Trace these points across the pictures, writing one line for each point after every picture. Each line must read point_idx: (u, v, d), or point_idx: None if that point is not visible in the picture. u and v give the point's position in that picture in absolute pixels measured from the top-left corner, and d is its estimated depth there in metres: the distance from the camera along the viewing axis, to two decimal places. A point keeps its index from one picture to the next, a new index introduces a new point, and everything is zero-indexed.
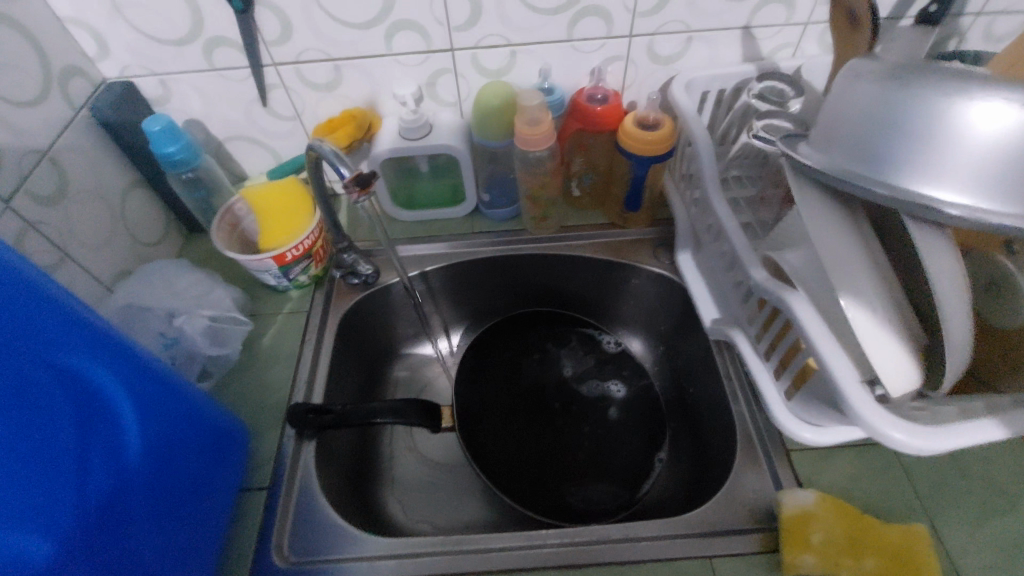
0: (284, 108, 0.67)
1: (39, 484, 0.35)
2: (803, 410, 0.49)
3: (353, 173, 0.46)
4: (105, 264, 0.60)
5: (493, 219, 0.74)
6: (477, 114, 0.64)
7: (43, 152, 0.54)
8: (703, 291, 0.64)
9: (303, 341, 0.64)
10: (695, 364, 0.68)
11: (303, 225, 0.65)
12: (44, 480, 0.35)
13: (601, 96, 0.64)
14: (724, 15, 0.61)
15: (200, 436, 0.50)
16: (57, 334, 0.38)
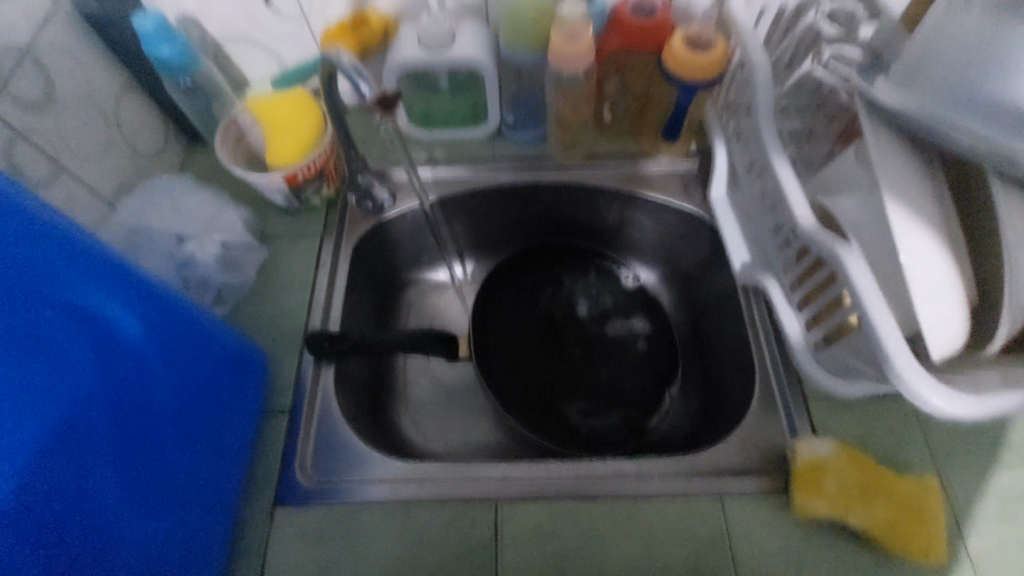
0: (289, 6, 0.59)
1: (46, 419, 0.34)
2: (830, 362, 0.49)
3: (376, 91, 0.42)
4: (103, 178, 0.56)
5: (516, 143, 0.69)
6: (508, 23, 0.57)
7: (22, 49, 0.48)
8: (735, 232, 0.61)
9: (317, 267, 0.62)
10: (717, 303, 0.67)
11: (315, 141, 0.60)
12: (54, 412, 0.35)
13: (648, 7, 0.58)
14: None
15: (218, 366, 0.50)
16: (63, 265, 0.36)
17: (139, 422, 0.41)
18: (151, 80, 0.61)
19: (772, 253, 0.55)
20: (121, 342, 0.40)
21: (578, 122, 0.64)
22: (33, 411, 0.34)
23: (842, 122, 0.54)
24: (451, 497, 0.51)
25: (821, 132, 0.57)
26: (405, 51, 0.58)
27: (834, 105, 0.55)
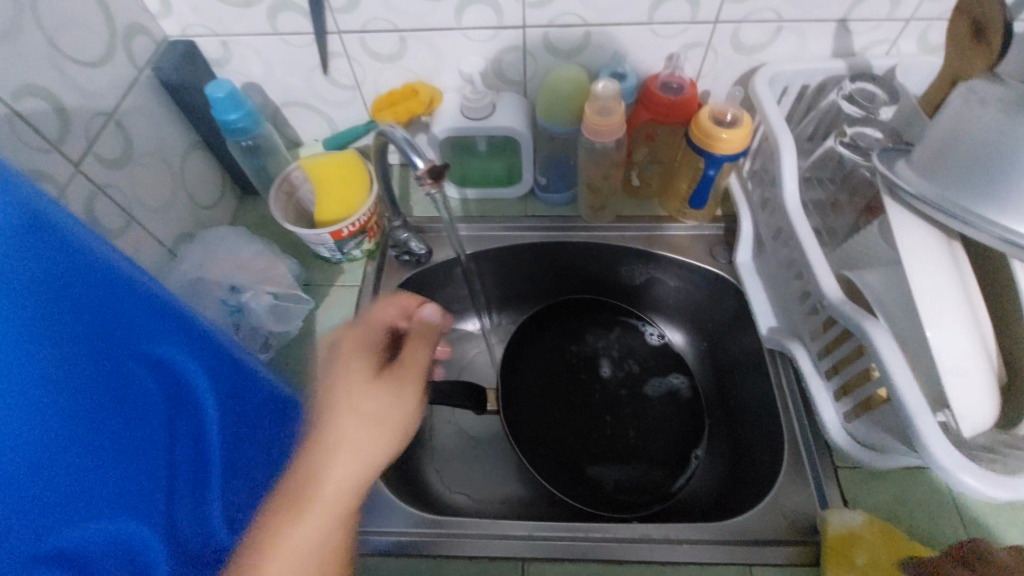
0: (345, 77, 0.65)
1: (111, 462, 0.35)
2: (861, 432, 0.49)
3: (427, 164, 0.45)
4: (166, 227, 0.61)
5: (548, 203, 0.73)
6: (547, 98, 0.62)
7: (109, 114, 0.53)
8: (761, 296, 0.63)
9: (356, 315, 0.65)
10: (744, 366, 0.67)
11: (361, 201, 0.64)
12: (118, 454, 0.35)
13: (676, 84, 0.61)
14: (817, 7, 0.57)
15: (261, 406, 0.51)
16: (122, 306, 0.37)
17: (195, 463, 0.42)
18: (215, 140, 0.66)
19: (799, 318, 0.56)
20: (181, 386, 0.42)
21: (608, 188, 0.67)
22: (100, 452, 0.34)
23: (866, 197, 0.56)
24: (481, 553, 0.51)
25: (844, 203, 0.59)
26: (449, 120, 0.63)
27: (858, 179, 0.57)
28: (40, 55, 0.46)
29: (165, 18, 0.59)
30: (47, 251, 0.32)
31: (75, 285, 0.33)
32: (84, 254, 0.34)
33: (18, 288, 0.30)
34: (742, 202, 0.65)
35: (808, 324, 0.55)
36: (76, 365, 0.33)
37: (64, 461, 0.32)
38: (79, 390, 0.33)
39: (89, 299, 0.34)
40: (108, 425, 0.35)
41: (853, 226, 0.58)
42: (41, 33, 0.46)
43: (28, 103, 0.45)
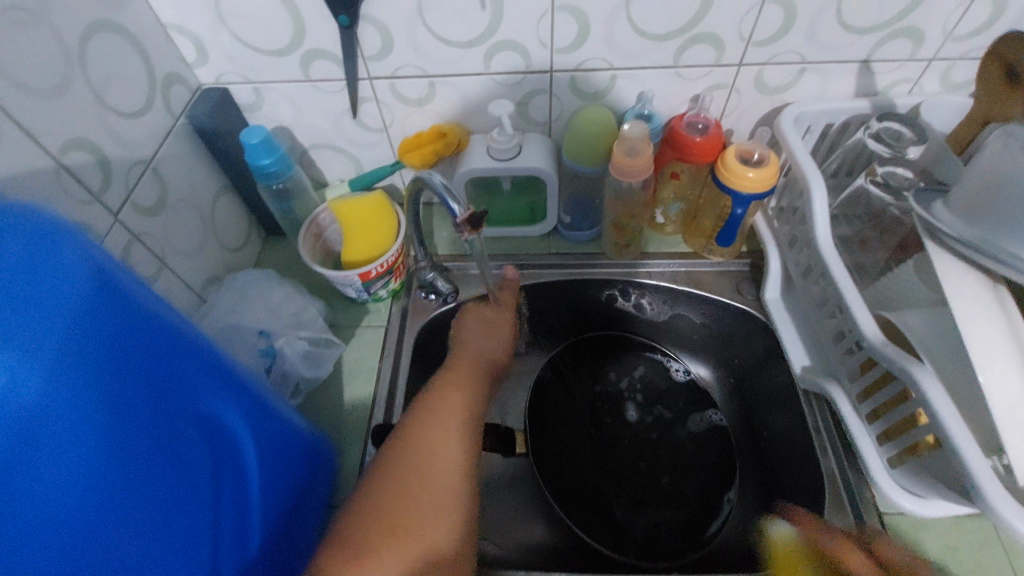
0: (374, 120, 0.66)
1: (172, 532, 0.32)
2: (910, 480, 0.47)
3: (464, 211, 0.46)
4: (196, 270, 0.61)
5: (572, 240, 0.73)
6: (574, 139, 0.62)
7: (146, 162, 0.54)
8: (793, 334, 0.62)
9: (383, 356, 0.64)
10: (777, 405, 0.66)
11: (388, 241, 0.65)
12: (178, 522, 0.33)
13: (701, 124, 0.61)
14: (841, 49, 0.58)
15: (302, 463, 0.49)
16: (177, 364, 0.35)
17: (247, 532, 0.39)
18: (244, 183, 0.67)
19: (834, 359, 0.56)
20: (233, 447, 0.39)
21: (634, 226, 0.67)
22: (161, 520, 0.32)
23: (898, 236, 0.56)
24: None
25: (874, 241, 0.59)
26: (476, 162, 0.64)
27: (887, 218, 0.57)
28: (85, 108, 0.47)
29: (201, 67, 0.60)
30: (105, 313, 0.31)
31: (137, 349, 0.32)
32: (141, 312, 0.33)
33: (81, 351, 0.29)
34: (768, 239, 0.65)
35: (845, 364, 0.54)
36: (138, 432, 0.31)
37: (123, 536, 0.29)
38: (141, 456, 0.31)
39: (149, 362, 0.33)
40: (169, 494, 0.32)
41: (885, 266, 0.58)
42: (86, 87, 0.47)
43: (71, 154, 0.46)
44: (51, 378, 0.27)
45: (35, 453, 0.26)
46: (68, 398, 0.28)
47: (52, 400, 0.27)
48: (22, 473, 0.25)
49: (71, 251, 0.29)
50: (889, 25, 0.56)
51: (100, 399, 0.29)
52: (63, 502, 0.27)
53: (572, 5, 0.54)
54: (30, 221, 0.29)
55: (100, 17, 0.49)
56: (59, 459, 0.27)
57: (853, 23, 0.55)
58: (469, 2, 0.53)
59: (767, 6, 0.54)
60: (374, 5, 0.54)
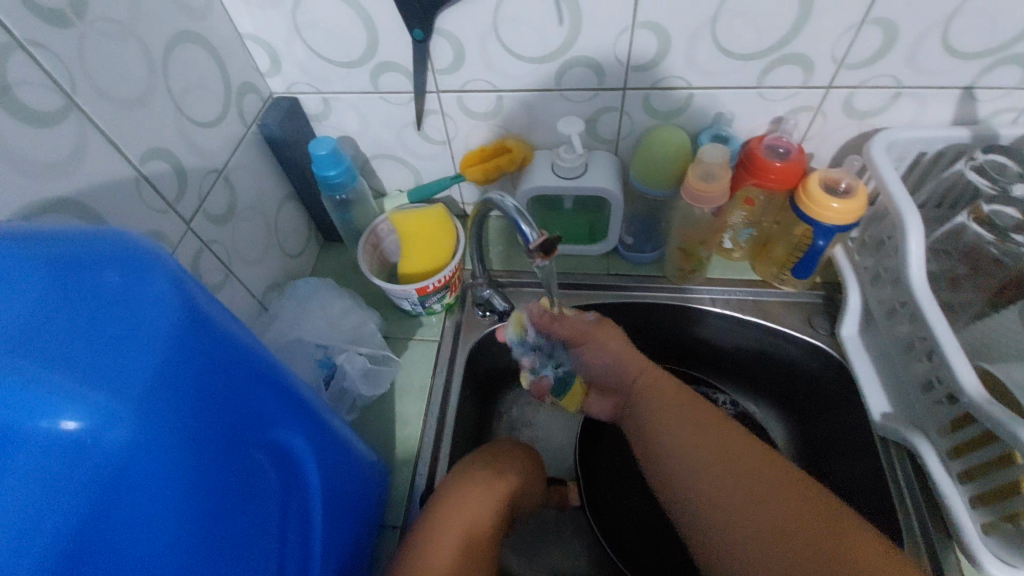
0: (438, 132, 0.65)
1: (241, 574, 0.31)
2: (1010, 552, 0.43)
3: (537, 237, 0.44)
4: (259, 277, 0.61)
5: (632, 262, 0.70)
6: (645, 160, 0.60)
7: (218, 171, 0.54)
8: (871, 376, 0.58)
9: (435, 372, 0.63)
10: (846, 451, 0.62)
11: (447, 256, 0.64)
12: (247, 564, 0.31)
13: (782, 148, 0.58)
14: (944, 74, 0.54)
15: (354, 478, 0.47)
16: (255, 398, 0.33)
17: (305, 558, 0.38)
18: (307, 191, 0.67)
19: (921, 409, 0.52)
20: (296, 475, 0.37)
21: (701, 251, 0.64)
22: (231, 566, 0.30)
23: (997, 279, 0.52)
24: None
25: (966, 281, 0.54)
26: (540, 179, 0.62)
27: (983, 258, 0.52)
28: (166, 119, 0.48)
29: (273, 76, 0.61)
30: (199, 352, 0.27)
31: (220, 389, 0.29)
32: (229, 348, 0.30)
33: (173, 402, 0.26)
34: (847, 272, 0.61)
35: (935, 416, 0.50)
36: (216, 481, 0.29)
37: None
38: (219, 502, 0.29)
39: (231, 402, 0.30)
40: (238, 541, 0.30)
41: (982, 308, 0.54)
42: (167, 97, 0.48)
43: (151, 164, 0.47)
44: (142, 435, 0.24)
45: (116, 515, 0.24)
46: (155, 455, 0.25)
47: (139, 459, 0.24)
48: (103, 539, 0.23)
49: (162, 285, 0.26)
50: (1002, 50, 0.51)
51: (190, 454, 0.27)
52: (143, 566, 0.25)
53: (653, 22, 0.51)
54: (123, 248, 0.26)
55: (184, 28, 0.50)
56: (140, 520, 0.25)
57: (960, 46, 0.51)
58: (547, 18, 0.52)
59: (866, 26, 0.50)
60: (449, 19, 0.53)
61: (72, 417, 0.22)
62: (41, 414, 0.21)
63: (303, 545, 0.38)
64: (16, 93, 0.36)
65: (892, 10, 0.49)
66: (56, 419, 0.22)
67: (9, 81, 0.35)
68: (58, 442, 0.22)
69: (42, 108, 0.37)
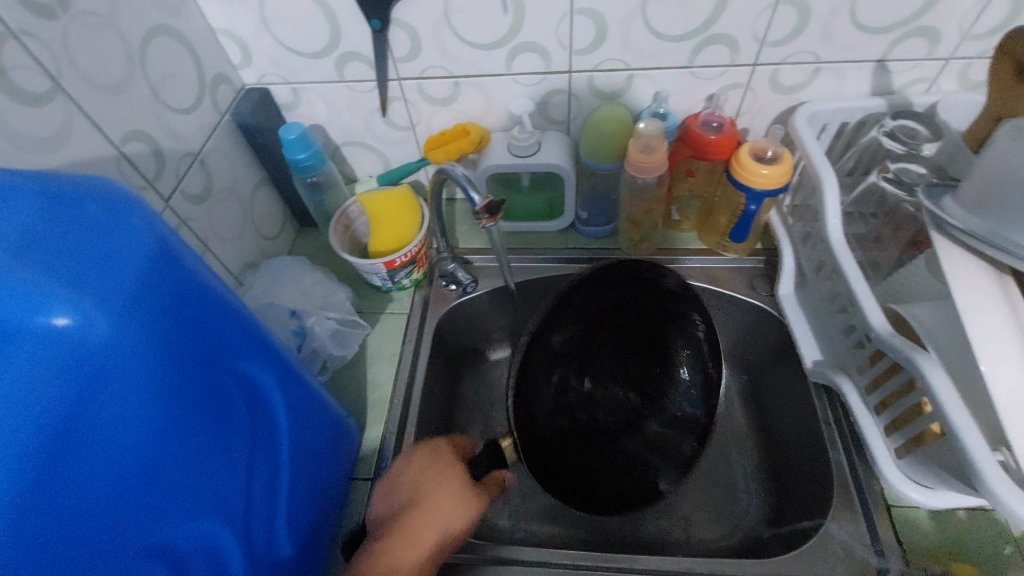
0: (402, 118, 0.70)
1: (207, 486, 0.35)
2: (917, 470, 0.48)
3: (484, 200, 0.49)
4: (236, 256, 0.66)
5: (589, 236, 0.75)
6: (592, 137, 0.65)
7: (194, 154, 0.59)
8: (805, 329, 0.63)
9: (404, 340, 0.68)
10: (788, 400, 0.66)
11: (411, 232, 0.68)
12: (214, 478, 0.35)
13: (717, 123, 0.63)
14: (855, 49, 0.59)
15: (327, 427, 0.51)
16: (224, 333, 0.36)
17: (273, 482, 0.42)
18: (280, 177, 0.72)
19: (844, 352, 0.56)
20: (265, 409, 0.41)
21: (649, 221, 0.69)
22: (198, 476, 0.34)
23: (910, 232, 0.56)
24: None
25: (888, 238, 0.59)
26: (496, 158, 0.67)
27: (899, 213, 0.57)
28: (143, 104, 0.52)
29: (245, 67, 0.65)
30: (170, 283, 0.32)
31: (192, 316, 0.33)
32: (200, 285, 0.34)
33: (144, 320, 0.30)
34: (782, 236, 0.66)
35: (855, 357, 0.55)
36: (187, 394, 0.33)
37: (168, 486, 0.32)
38: (188, 417, 0.33)
39: (201, 329, 0.34)
40: (208, 451, 0.35)
41: (898, 260, 0.58)
42: (146, 85, 0.53)
43: (132, 145, 0.51)
44: (121, 340, 0.28)
45: (99, 406, 0.28)
46: (128, 362, 0.29)
47: (118, 360, 0.29)
48: (86, 424, 0.27)
49: (138, 222, 0.30)
50: (904, 25, 0.56)
51: (161, 368, 0.31)
52: (122, 453, 0.29)
53: (590, 8, 0.57)
54: (106, 189, 0.30)
55: (161, 23, 0.54)
56: (119, 414, 0.29)
57: (866, 23, 0.57)
58: (493, 6, 0.57)
59: (781, 7, 0.56)
60: (405, 9, 0.58)
61: (63, 315, 0.26)
62: (35, 309, 0.25)
63: (272, 474, 0.42)
64: (9, 74, 0.40)
65: None
66: (48, 316, 0.26)
67: (4, 64, 0.40)
68: (49, 336, 0.26)
69: (31, 90, 0.42)
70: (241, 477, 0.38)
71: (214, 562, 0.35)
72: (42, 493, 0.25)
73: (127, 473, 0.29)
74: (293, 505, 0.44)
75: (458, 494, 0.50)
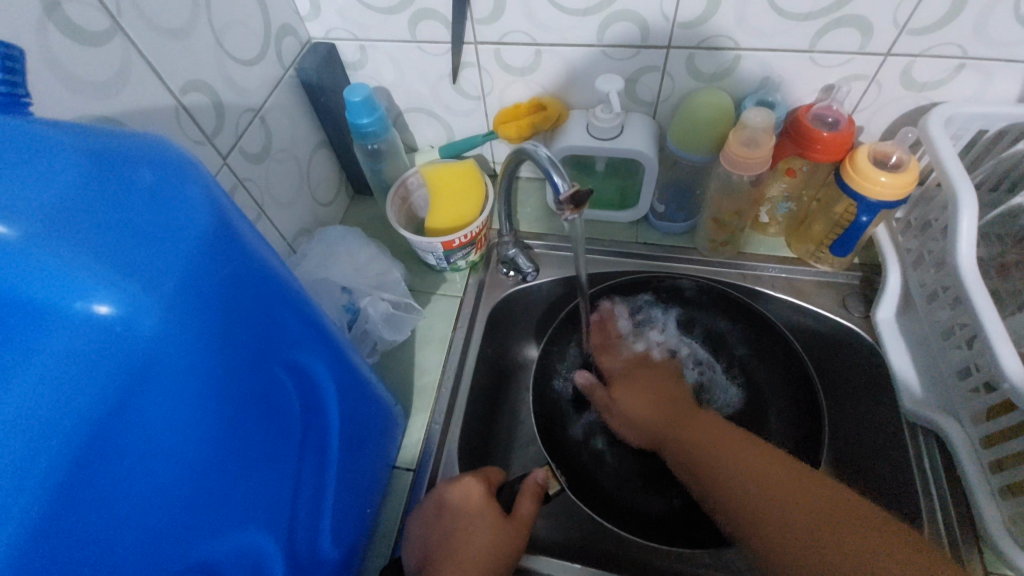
0: (473, 87, 0.65)
1: (254, 485, 0.31)
2: None
3: (569, 188, 0.43)
4: (290, 221, 0.62)
5: (663, 231, 0.69)
6: (684, 123, 0.58)
7: (255, 110, 0.55)
8: (904, 361, 0.56)
9: (456, 326, 0.64)
10: (871, 434, 0.60)
11: (475, 212, 0.63)
12: (261, 476, 0.32)
13: (831, 118, 0.55)
14: (1015, 44, 0.50)
15: (374, 416, 0.47)
16: (281, 317, 0.33)
17: (320, 479, 0.39)
18: (340, 140, 0.68)
19: (955, 396, 0.50)
20: (318, 400, 0.38)
21: (736, 223, 0.62)
22: (245, 474, 0.31)
23: None
24: None
25: (1016, 269, 0.52)
26: (574, 138, 0.61)
27: None
28: (204, 53, 0.48)
29: (313, 20, 0.61)
30: (228, 261, 0.28)
31: (249, 301, 0.29)
32: (258, 264, 0.30)
33: (197, 305, 0.26)
34: (889, 254, 0.59)
35: (968, 402, 0.48)
36: (240, 391, 0.29)
37: (213, 493, 0.29)
38: (239, 411, 0.29)
39: (259, 318, 0.30)
40: (257, 452, 0.31)
41: None
42: (209, 32, 0.48)
43: (191, 96, 0.47)
44: (170, 333, 0.25)
45: (143, 405, 0.25)
46: (177, 352, 0.25)
47: (166, 355, 0.25)
48: (127, 425, 0.24)
49: (196, 191, 0.26)
50: None
51: (213, 359, 0.27)
52: (165, 453, 0.26)
53: None
54: (161, 153, 0.26)
55: None
56: (164, 414, 0.26)
57: None
58: None
59: None
60: None
61: (106, 301, 0.23)
62: (75, 293, 0.22)
63: (319, 467, 0.39)
64: (65, 9, 0.36)
65: None
66: (89, 301, 0.22)
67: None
68: (90, 323, 0.23)
69: (88, 29, 0.38)
70: (288, 477, 0.35)
71: (257, 563, 0.33)
72: (74, 504, 0.22)
73: (169, 476, 0.26)
74: (337, 499, 0.41)
75: (493, 527, 0.48)
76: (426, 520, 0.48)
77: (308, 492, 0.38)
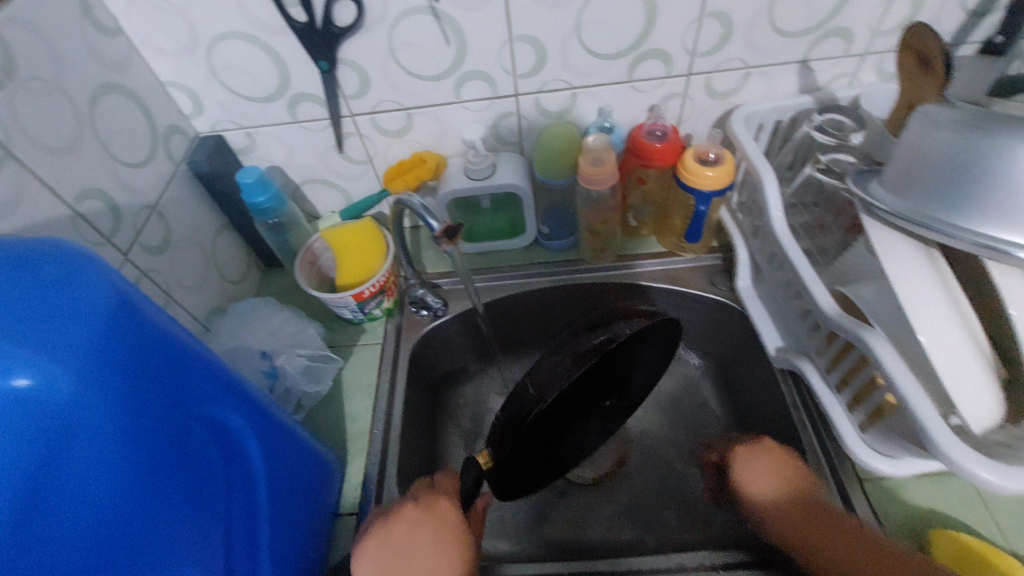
0: (358, 152, 0.72)
1: (186, 530, 0.34)
2: (879, 440, 0.50)
3: (442, 225, 0.50)
4: (202, 302, 0.65)
5: (552, 249, 0.77)
6: (546, 155, 0.67)
7: (151, 206, 0.59)
8: (765, 318, 0.65)
9: (380, 370, 0.68)
10: (757, 388, 0.69)
11: (377, 263, 0.68)
12: (193, 521, 0.35)
13: (660, 131, 0.66)
14: (778, 52, 0.63)
15: (305, 464, 0.50)
16: (186, 377, 0.36)
17: (252, 521, 0.42)
18: (241, 221, 0.72)
19: (803, 336, 0.59)
20: (239, 449, 0.41)
21: (607, 230, 0.71)
22: (176, 519, 0.33)
23: (848, 215, 0.60)
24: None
25: (831, 224, 0.62)
26: (455, 183, 0.68)
27: (838, 201, 0.61)
28: (94, 162, 0.52)
29: (198, 117, 0.66)
30: (133, 331, 0.31)
31: (157, 365, 0.33)
32: (162, 332, 0.34)
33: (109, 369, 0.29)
34: (735, 232, 0.70)
35: (810, 339, 0.58)
36: (158, 445, 0.33)
37: (145, 540, 0.31)
38: (159, 462, 0.32)
39: (168, 379, 0.34)
40: (182, 500, 0.34)
41: (841, 241, 0.60)
42: (96, 143, 0.53)
43: (86, 203, 0.51)
44: (85, 397, 0.28)
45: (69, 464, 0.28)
46: (97, 413, 0.29)
47: (79, 417, 0.28)
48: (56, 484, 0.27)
49: (97, 274, 0.30)
50: (820, 27, 0.61)
51: (131, 417, 0.31)
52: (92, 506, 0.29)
53: (528, 35, 0.59)
54: (62, 249, 0.30)
55: (107, 80, 0.55)
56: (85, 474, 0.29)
57: (787, 26, 0.60)
58: (435, 39, 0.59)
59: (706, 19, 0.59)
60: (351, 49, 0.60)
61: (22, 377, 0.26)
62: None
63: (250, 512, 0.42)
64: None
65: (723, 4, 0.58)
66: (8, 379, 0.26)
67: None
68: (12, 398, 0.26)
69: None
70: (220, 522, 0.38)
71: None
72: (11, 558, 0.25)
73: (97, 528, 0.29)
74: (277, 543, 0.44)
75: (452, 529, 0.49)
76: (387, 528, 0.49)
77: (243, 539, 0.40)
